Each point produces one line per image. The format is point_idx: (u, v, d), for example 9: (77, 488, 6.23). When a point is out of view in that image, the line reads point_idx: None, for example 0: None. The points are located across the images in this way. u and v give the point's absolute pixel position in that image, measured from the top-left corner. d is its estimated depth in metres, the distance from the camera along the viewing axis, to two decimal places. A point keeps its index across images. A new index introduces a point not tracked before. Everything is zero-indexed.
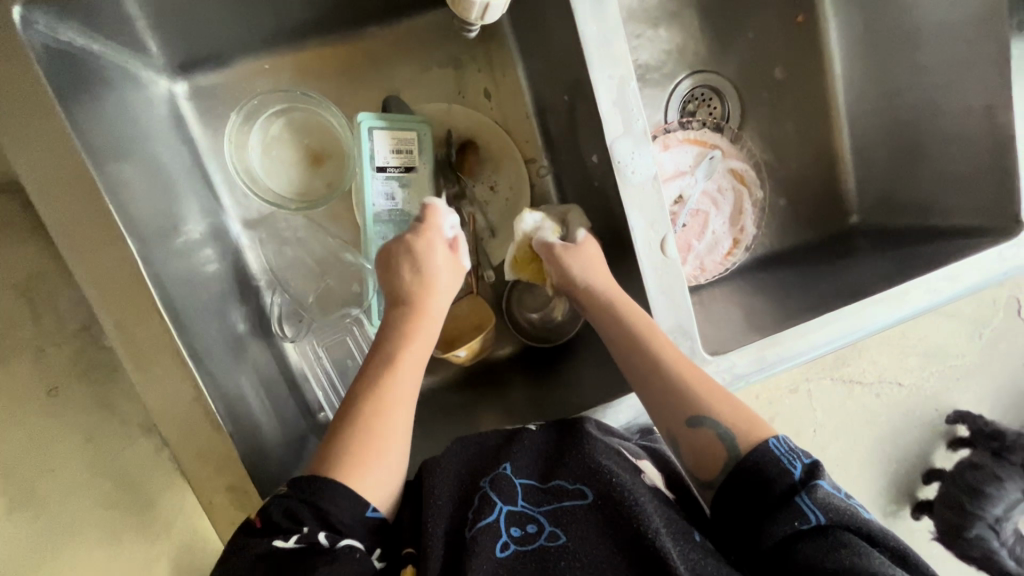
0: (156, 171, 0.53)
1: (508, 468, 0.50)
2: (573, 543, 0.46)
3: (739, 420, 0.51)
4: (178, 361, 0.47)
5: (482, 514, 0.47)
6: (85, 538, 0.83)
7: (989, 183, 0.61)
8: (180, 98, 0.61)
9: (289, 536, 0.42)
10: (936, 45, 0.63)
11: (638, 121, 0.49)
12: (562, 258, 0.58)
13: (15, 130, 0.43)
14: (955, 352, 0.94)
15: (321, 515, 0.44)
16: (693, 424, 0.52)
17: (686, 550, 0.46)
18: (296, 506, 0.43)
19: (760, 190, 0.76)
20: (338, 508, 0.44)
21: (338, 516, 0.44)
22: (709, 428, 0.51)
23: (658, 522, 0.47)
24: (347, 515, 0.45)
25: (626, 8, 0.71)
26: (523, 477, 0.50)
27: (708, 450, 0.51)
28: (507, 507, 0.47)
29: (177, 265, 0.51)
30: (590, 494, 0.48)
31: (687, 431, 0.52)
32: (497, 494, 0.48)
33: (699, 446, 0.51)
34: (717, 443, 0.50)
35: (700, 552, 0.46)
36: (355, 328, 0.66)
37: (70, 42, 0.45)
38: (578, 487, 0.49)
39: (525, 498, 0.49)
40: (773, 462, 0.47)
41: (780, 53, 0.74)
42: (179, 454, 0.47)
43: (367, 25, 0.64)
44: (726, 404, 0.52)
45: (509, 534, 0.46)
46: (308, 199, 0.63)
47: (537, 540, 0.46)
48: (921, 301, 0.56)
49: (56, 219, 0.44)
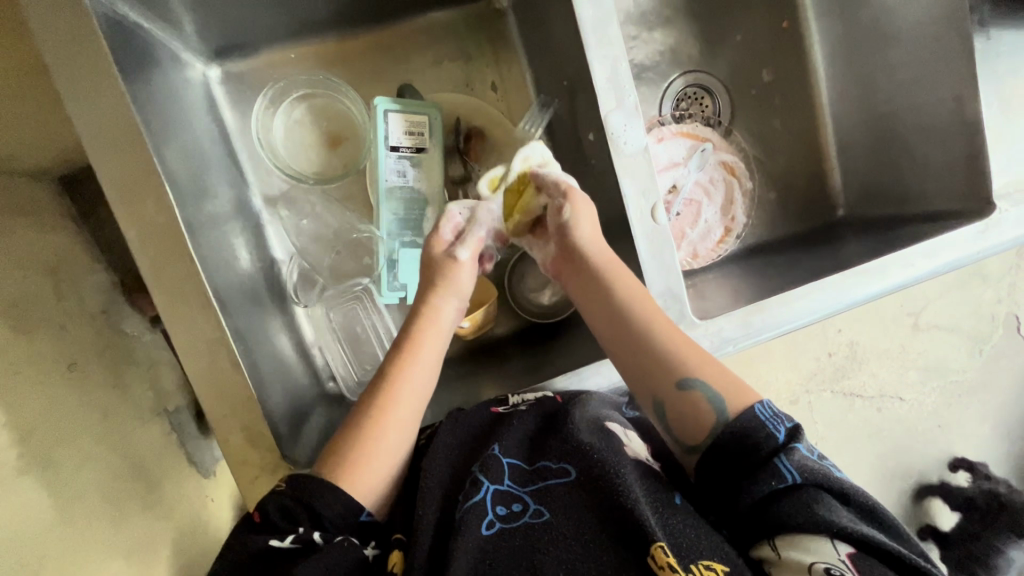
0: (192, 141, 0.59)
1: (497, 449, 0.55)
2: (555, 519, 0.50)
3: (727, 385, 0.54)
4: (205, 303, 0.51)
5: (470, 495, 0.51)
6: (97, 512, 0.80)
7: (961, 169, 0.65)
8: (213, 81, 0.67)
9: (285, 535, 0.48)
10: (905, 44, 0.68)
11: (630, 96, 0.55)
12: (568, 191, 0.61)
13: (72, 86, 0.47)
14: (955, 368, 1.04)
15: (313, 514, 0.50)
16: (682, 387, 0.54)
17: (666, 516, 0.49)
18: (292, 506, 0.50)
19: (749, 181, 0.81)
20: (329, 506, 0.50)
21: (329, 515, 0.50)
22: (698, 390, 0.54)
23: (639, 492, 0.50)
24: (338, 512, 0.50)
25: (624, 11, 0.78)
26: (510, 456, 0.55)
27: (697, 411, 0.53)
28: (494, 487, 0.52)
29: (206, 226, 0.56)
30: (573, 472, 0.52)
31: (676, 393, 0.54)
32: (484, 473, 0.53)
33: (686, 408, 0.53)
34: (705, 405, 0.53)
35: (682, 517, 0.49)
36: (364, 299, 0.71)
37: (125, 15, 0.51)
38: (561, 465, 0.53)
39: (511, 478, 0.53)
40: (759, 427, 0.50)
41: (767, 56, 0.80)
42: (201, 391, 0.52)
43: (385, 21, 0.70)
44: (715, 370, 0.54)
45: (495, 514, 0.51)
46: (326, 176, 0.69)
47: (521, 518, 0.50)
48: (902, 275, 0.59)
49: (105, 169, 0.49)
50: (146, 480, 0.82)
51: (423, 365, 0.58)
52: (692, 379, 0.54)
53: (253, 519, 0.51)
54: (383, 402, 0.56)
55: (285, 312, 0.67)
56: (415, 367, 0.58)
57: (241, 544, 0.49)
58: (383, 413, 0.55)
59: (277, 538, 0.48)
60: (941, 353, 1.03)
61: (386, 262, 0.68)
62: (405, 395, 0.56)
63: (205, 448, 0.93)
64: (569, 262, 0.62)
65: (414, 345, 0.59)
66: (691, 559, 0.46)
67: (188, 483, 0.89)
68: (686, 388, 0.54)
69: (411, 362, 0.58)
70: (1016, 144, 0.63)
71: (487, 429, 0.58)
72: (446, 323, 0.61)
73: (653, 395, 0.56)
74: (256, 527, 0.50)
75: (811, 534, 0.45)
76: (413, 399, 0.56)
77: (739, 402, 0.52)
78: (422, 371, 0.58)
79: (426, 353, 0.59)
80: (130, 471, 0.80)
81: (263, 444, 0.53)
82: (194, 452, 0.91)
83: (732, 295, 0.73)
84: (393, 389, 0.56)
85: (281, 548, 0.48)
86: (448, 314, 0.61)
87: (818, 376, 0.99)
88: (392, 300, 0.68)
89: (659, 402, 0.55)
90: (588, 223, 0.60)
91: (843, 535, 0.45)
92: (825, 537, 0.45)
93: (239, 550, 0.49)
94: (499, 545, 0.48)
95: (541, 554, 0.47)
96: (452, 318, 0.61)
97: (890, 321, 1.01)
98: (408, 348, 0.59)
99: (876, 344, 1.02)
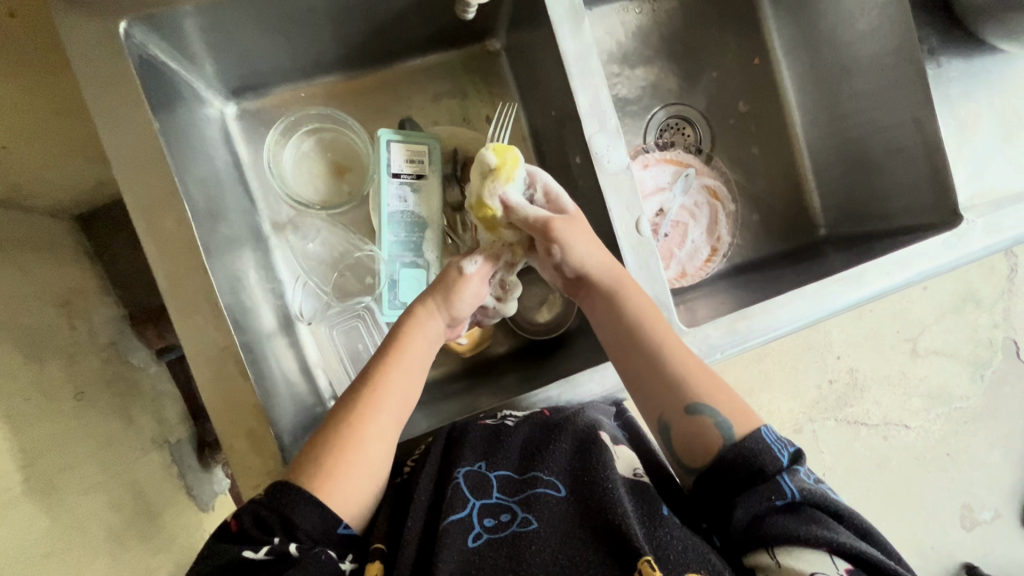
0: (209, 169, 0.64)
1: (483, 465, 0.55)
2: (542, 528, 0.50)
3: (735, 410, 0.54)
4: (216, 313, 0.55)
5: (451, 511, 0.51)
6: (117, 558, 0.71)
7: (929, 185, 0.69)
8: (229, 117, 0.72)
9: (260, 547, 0.47)
10: (864, 74, 0.74)
11: (611, 119, 0.61)
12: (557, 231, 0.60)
13: (105, 114, 0.53)
14: (959, 394, 1.09)
15: (288, 524, 0.49)
16: (691, 411, 0.55)
17: (653, 531, 0.50)
18: (267, 515, 0.49)
19: (732, 204, 0.85)
20: (306, 518, 0.49)
21: (305, 526, 0.49)
22: (706, 415, 0.54)
23: (628, 508, 0.51)
24: (315, 525, 0.49)
25: (606, 51, 0.84)
26: (500, 470, 0.56)
27: (703, 435, 0.54)
28: (479, 501, 0.53)
29: (220, 245, 0.60)
30: (563, 489, 0.53)
31: (688, 419, 0.55)
32: (468, 489, 0.53)
33: (694, 432, 0.54)
34: (714, 430, 0.54)
35: (670, 528, 0.50)
36: (366, 316, 0.75)
37: (155, 57, 0.57)
38: (552, 479, 0.54)
39: (500, 491, 0.54)
40: (768, 452, 0.50)
41: (742, 90, 0.86)
42: (209, 399, 0.55)
43: (389, 62, 0.76)
44: (726, 398, 0.55)
45: (483, 525, 0.51)
46: (333, 203, 0.74)
47: (509, 528, 0.51)
48: (878, 284, 0.62)
49: (131, 188, 0.53)
50: (148, 511, 0.79)
51: (405, 375, 0.59)
52: (701, 404, 0.55)
53: (226, 527, 0.50)
54: (365, 408, 0.56)
55: (291, 331, 0.71)
56: (398, 375, 0.59)
57: (215, 554, 0.48)
58: (364, 420, 0.55)
59: (252, 548, 0.47)
60: (943, 378, 1.09)
61: (388, 282, 0.72)
62: (384, 403, 0.57)
63: (205, 481, 0.93)
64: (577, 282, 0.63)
65: (397, 354, 0.60)
66: (676, 572, 0.47)
67: (188, 516, 0.87)
68: (695, 413, 0.55)
69: (394, 372, 0.59)
70: (975, 159, 0.66)
71: (478, 441, 0.58)
72: (432, 334, 0.62)
73: (658, 415, 0.57)
74: (231, 537, 0.49)
75: (811, 548, 0.46)
76: (394, 406, 0.57)
77: (746, 425, 0.53)
78: (401, 382, 0.58)
79: (411, 363, 0.60)
80: (133, 500, 0.76)
81: (266, 451, 0.56)
82: (193, 486, 0.91)
83: (719, 310, 0.76)
84: (374, 396, 0.57)
85: (255, 560, 0.47)
86: (437, 325, 0.63)
87: (820, 405, 1.04)
88: (392, 318, 0.73)
89: (665, 423, 0.56)
90: (587, 249, 0.60)
91: (842, 551, 0.46)
92: (824, 552, 0.46)
93: (211, 559, 0.48)
94: (484, 556, 0.49)
95: (528, 562, 0.48)
96: (439, 329, 0.63)
97: (889, 347, 1.07)
98: (391, 355, 0.60)
99: (878, 371, 1.07)
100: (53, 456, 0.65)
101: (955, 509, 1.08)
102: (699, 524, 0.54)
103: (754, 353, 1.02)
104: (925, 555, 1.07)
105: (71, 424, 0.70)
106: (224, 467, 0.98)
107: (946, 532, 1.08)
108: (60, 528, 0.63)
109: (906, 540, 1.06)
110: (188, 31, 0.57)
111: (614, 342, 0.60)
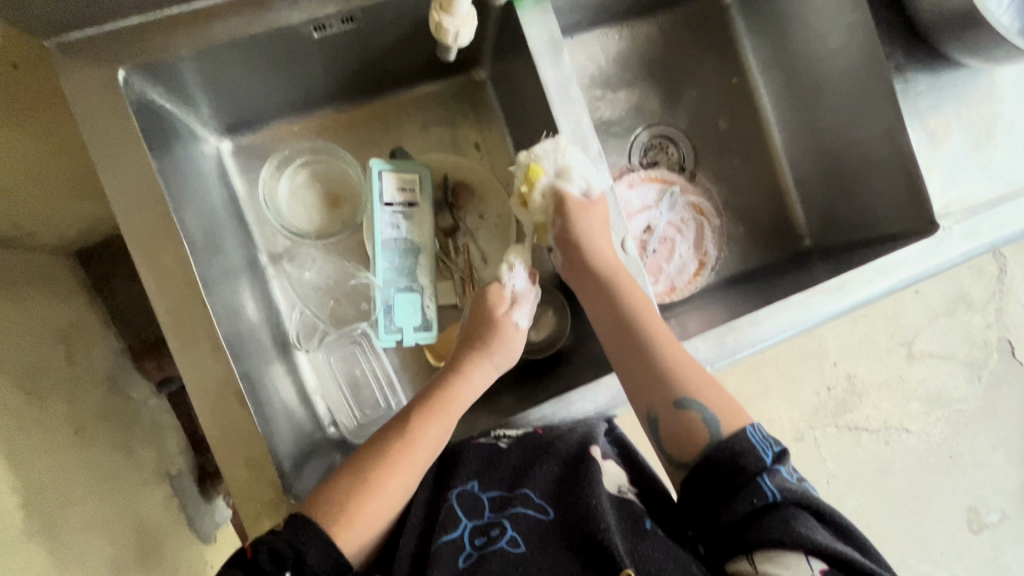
0: (206, 204, 0.66)
1: (475, 485, 0.57)
2: (530, 552, 0.52)
3: (722, 404, 0.57)
4: (213, 346, 0.56)
5: (444, 531, 0.53)
6: None
7: (905, 197, 0.72)
8: (225, 153, 0.75)
9: None
10: (836, 92, 0.77)
11: (592, 143, 0.63)
12: (575, 214, 0.65)
13: (107, 157, 0.55)
14: (958, 396, 1.10)
15: (300, 560, 0.50)
16: (681, 405, 0.57)
17: (638, 546, 0.51)
18: (283, 547, 0.49)
19: (717, 219, 0.87)
20: (315, 551, 0.50)
21: (316, 566, 0.50)
22: (695, 409, 0.57)
23: (613, 522, 0.52)
24: (324, 563, 0.51)
25: (588, 76, 0.87)
26: (490, 490, 0.57)
27: (692, 427, 0.56)
28: (471, 523, 0.54)
29: (219, 279, 0.62)
30: (551, 512, 0.55)
31: (675, 412, 0.57)
32: (461, 510, 0.55)
33: (682, 426, 0.56)
34: (701, 424, 0.56)
35: (652, 543, 0.52)
36: (363, 341, 0.76)
37: (152, 101, 0.59)
38: (541, 502, 0.55)
39: (490, 509, 0.55)
40: (750, 449, 0.52)
41: (722, 108, 0.89)
42: (209, 431, 0.56)
43: (378, 95, 0.79)
44: (714, 390, 0.57)
45: (473, 545, 0.53)
46: (328, 232, 0.76)
47: (498, 542, 0.52)
48: (860, 293, 0.64)
49: (131, 228, 0.55)
50: (150, 545, 0.78)
51: (441, 429, 0.60)
52: (690, 398, 0.57)
53: (241, 554, 0.50)
54: (395, 460, 0.57)
55: (289, 358, 0.72)
56: (438, 430, 0.59)
57: None
58: (391, 471, 0.56)
59: None
60: (939, 381, 1.10)
61: (383, 306, 0.74)
62: (418, 460, 0.57)
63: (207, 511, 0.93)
64: (575, 268, 0.67)
65: (443, 409, 0.61)
66: None
67: (192, 547, 0.87)
68: (683, 406, 0.57)
69: (434, 424, 0.60)
70: (947, 170, 0.68)
71: (469, 459, 0.58)
72: (477, 384, 0.64)
73: (647, 408, 0.58)
74: (244, 564, 0.49)
75: (788, 551, 0.47)
76: (425, 459, 0.58)
77: (732, 423, 0.55)
78: (439, 432, 0.59)
79: (453, 417, 0.61)
80: (134, 536, 0.76)
81: (267, 480, 0.57)
82: (196, 517, 0.90)
83: (710, 323, 0.78)
84: (414, 448, 0.58)
85: None
86: (483, 378, 0.65)
87: (818, 412, 1.06)
88: (388, 342, 0.75)
89: (653, 417, 0.58)
90: (591, 228, 0.65)
91: (818, 552, 0.46)
92: (800, 554, 0.46)
93: None
94: None
95: None
96: (485, 382, 0.65)
97: (882, 352, 1.09)
98: (438, 408, 0.61)
99: (874, 376, 1.08)
100: (54, 491, 0.65)
101: (961, 510, 1.08)
102: (686, 532, 0.56)
103: (750, 364, 1.04)
104: (935, 559, 1.07)
105: (71, 460, 0.70)
106: (224, 497, 0.98)
107: (953, 536, 1.08)
108: (62, 566, 0.63)
109: (914, 545, 1.06)
110: (185, 75, 0.60)
111: (607, 331, 0.63)
